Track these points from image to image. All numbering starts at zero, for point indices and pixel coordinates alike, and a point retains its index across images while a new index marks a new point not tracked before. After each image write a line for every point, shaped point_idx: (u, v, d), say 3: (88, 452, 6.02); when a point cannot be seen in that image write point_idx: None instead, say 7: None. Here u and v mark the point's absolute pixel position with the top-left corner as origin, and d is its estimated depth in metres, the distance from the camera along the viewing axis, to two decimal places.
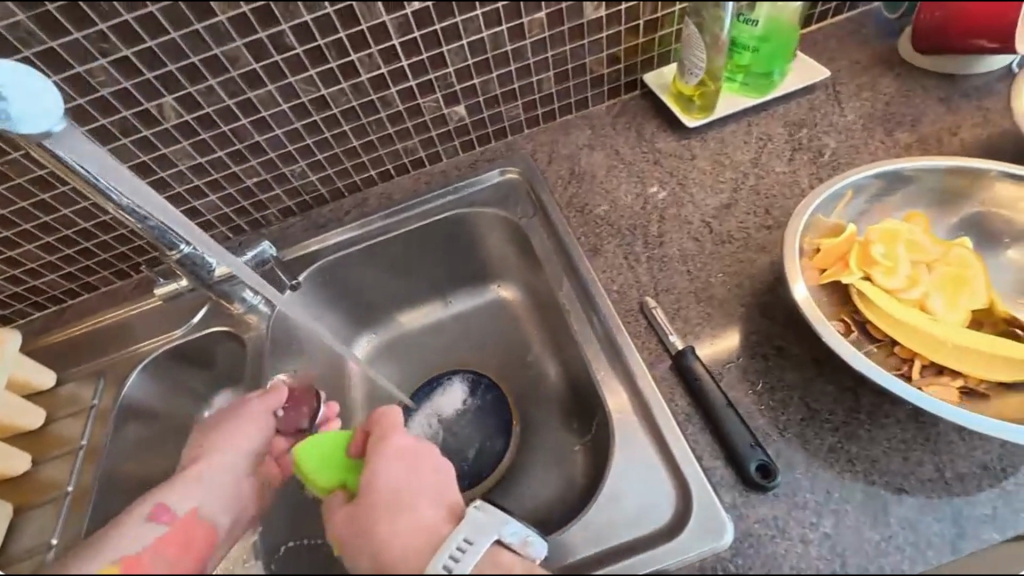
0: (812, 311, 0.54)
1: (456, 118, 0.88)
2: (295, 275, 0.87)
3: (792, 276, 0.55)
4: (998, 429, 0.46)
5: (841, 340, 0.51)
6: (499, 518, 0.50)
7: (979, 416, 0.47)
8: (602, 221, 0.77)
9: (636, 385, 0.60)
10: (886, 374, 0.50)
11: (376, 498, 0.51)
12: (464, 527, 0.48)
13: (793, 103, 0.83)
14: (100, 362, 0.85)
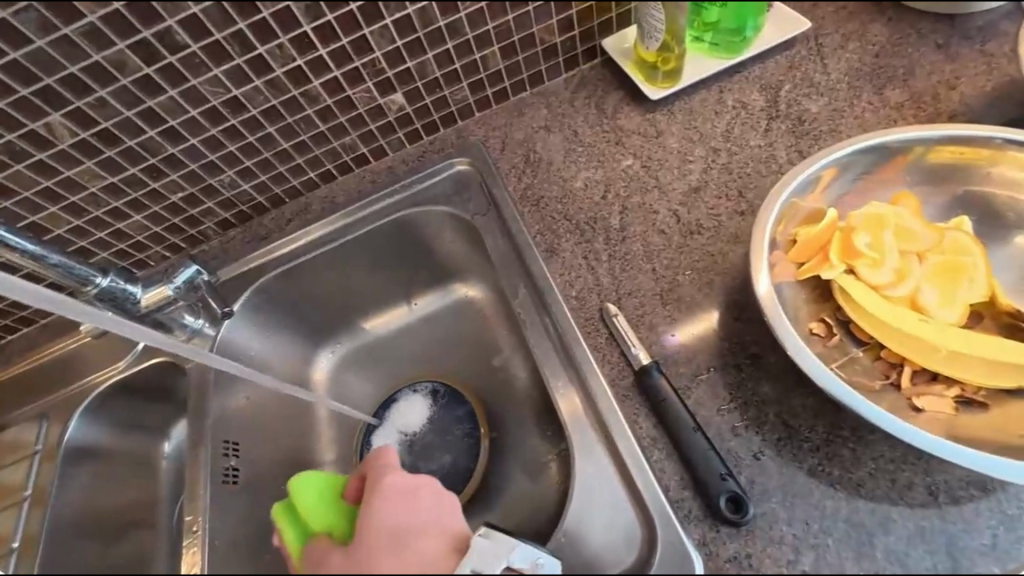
0: (779, 315, 0.47)
1: (395, 107, 0.79)
2: (228, 301, 0.80)
3: (757, 273, 0.48)
4: (969, 461, 0.41)
5: (805, 350, 0.45)
6: (507, 543, 0.45)
7: (944, 442, 0.42)
8: (559, 215, 0.70)
9: (596, 405, 0.54)
10: (848, 391, 0.44)
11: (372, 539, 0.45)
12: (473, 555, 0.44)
13: (771, 61, 0.74)
14: (44, 402, 0.79)
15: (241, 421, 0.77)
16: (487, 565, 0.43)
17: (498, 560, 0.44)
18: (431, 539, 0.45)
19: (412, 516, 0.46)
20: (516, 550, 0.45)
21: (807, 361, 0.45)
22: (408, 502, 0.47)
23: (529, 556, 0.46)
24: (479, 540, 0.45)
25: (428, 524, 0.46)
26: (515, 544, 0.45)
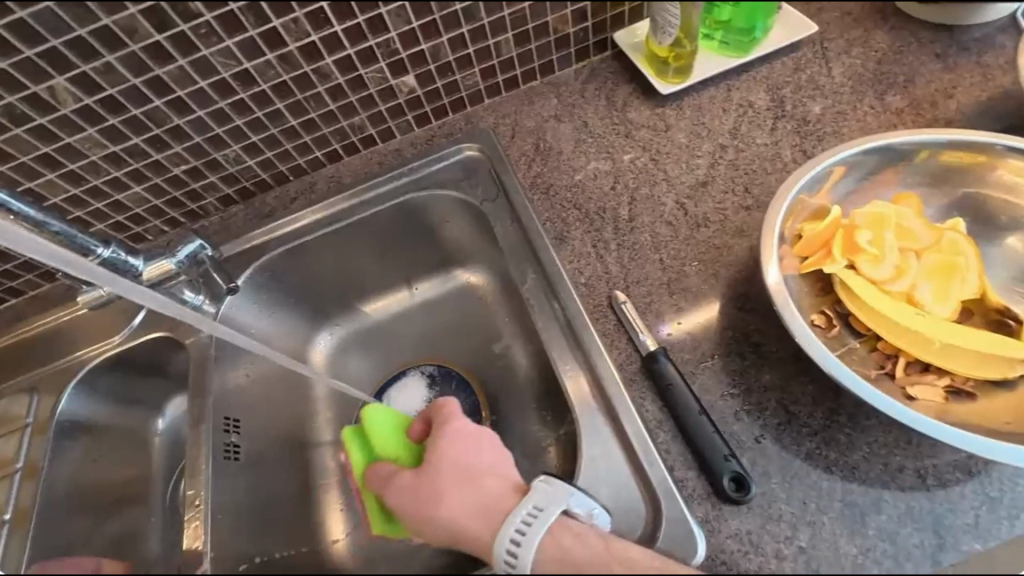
0: (787, 303, 0.49)
1: (406, 89, 0.79)
2: (233, 277, 0.79)
3: (767, 261, 0.50)
4: (968, 444, 0.43)
5: (812, 337, 0.47)
6: (566, 488, 0.46)
7: (946, 426, 0.44)
8: (569, 204, 0.71)
9: (603, 388, 0.56)
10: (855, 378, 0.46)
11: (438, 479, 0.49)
12: (534, 494, 0.45)
13: (778, 62, 0.76)
14: (34, 375, 0.78)
15: (242, 398, 0.76)
16: (547, 505, 0.44)
17: (558, 502, 0.45)
18: (493, 479, 0.48)
19: (474, 457, 0.50)
20: (575, 497, 0.46)
21: (813, 346, 0.47)
22: (470, 444, 0.50)
23: (587, 504, 0.46)
24: (540, 483, 0.46)
25: (489, 466, 0.49)
26: (574, 490, 0.46)
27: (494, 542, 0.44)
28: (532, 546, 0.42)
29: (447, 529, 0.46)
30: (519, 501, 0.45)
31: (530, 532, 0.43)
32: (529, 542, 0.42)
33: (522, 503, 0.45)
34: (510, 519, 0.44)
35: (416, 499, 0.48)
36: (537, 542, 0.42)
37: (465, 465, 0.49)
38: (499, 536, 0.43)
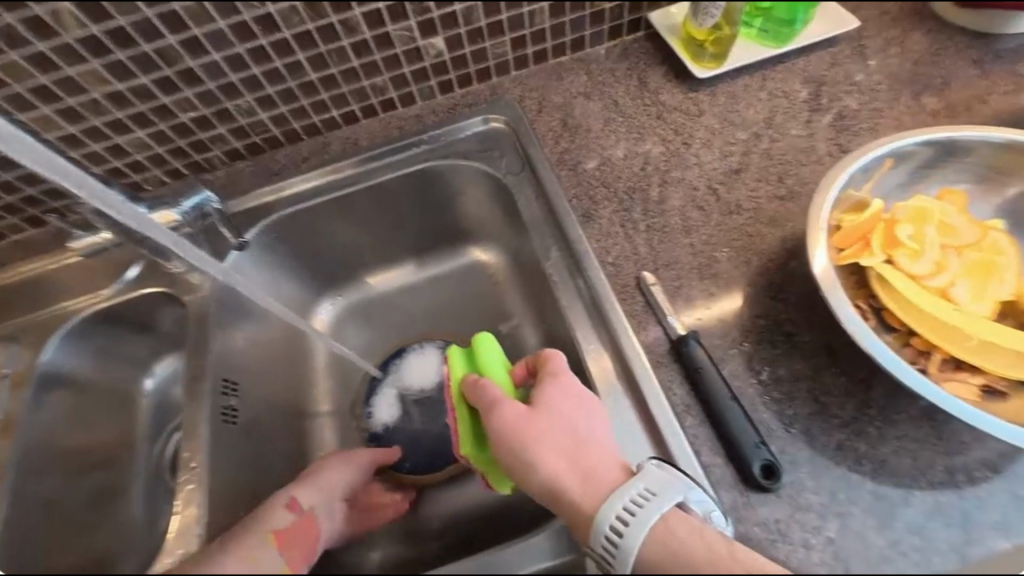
0: (830, 288, 0.48)
1: (433, 52, 0.76)
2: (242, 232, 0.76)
3: (813, 245, 0.49)
4: (1000, 431, 0.43)
5: (854, 320, 0.46)
6: (684, 479, 0.43)
7: (984, 414, 0.43)
8: (598, 182, 0.70)
9: (630, 368, 0.54)
10: (895, 360, 0.45)
11: (546, 432, 0.46)
12: (646, 477, 0.43)
13: (815, 56, 0.75)
14: (14, 324, 0.73)
15: (241, 361, 0.72)
16: (661, 490, 0.42)
17: (675, 491, 0.42)
18: (598, 447, 0.46)
19: (584, 416, 0.48)
20: (693, 491, 0.43)
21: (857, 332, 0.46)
22: (581, 403, 0.49)
23: (704, 503, 0.44)
24: (651, 467, 0.44)
25: (596, 430, 0.47)
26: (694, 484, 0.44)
27: (597, 512, 0.42)
28: (637, 533, 0.41)
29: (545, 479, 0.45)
30: (629, 479, 0.43)
31: (640, 515, 0.41)
32: (637, 525, 0.41)
33: (631, 482, 0.43)
34: (618, 495, 0.43)
35: (521, 438, 0.46)
36: (646, 527, 0.41)
37: (573, 424, 0.47)
38: (604, 511, 0.42)
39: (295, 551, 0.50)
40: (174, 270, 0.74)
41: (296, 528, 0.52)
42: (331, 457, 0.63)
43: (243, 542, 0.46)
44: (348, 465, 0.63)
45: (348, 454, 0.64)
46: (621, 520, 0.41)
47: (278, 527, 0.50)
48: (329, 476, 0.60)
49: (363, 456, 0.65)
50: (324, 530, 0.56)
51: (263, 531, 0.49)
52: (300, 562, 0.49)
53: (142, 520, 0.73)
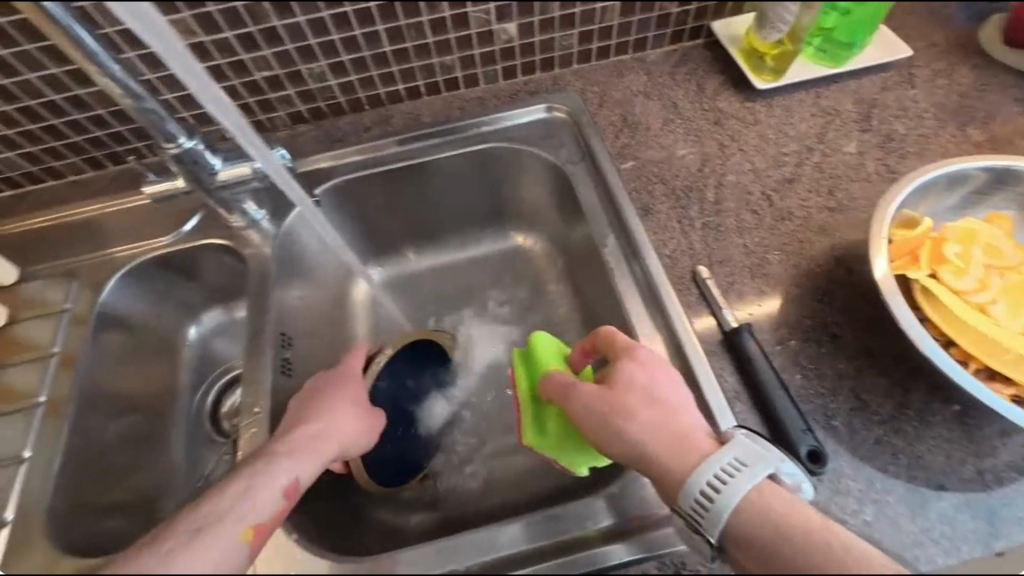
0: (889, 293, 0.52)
1: (505, 37, 0.77)
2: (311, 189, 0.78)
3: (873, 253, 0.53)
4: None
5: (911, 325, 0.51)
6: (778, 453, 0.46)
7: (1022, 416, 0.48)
8: (656, 177, 0.73)
9: (685, 354, 0.58)
10: (947, 363, 0.49)
11: (623, 403, 0.50)
12: (737, 447, 0.46)
13: (866, 79, 0.79)
14: (71, 263, 0.74)
15: (295, 318, 0.75)
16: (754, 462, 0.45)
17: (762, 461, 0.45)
18: (678, 417, 0.50)
19: (664, 384, 0.51)
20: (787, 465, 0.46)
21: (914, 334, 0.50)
22: (660, 372, 0.52)
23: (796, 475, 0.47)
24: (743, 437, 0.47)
25: (676, 398, 0.51)
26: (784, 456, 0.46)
27: (688, 480, 0.46)
28: (730, 495, 0.44)
29: (628, 446, 0.49)
30: (720, 448, 0.46)
31: (732, 483, 0.45)
32: (731, 491, 0.44)
33: (723, 451, 0.46)
34: (709, 463, 0.46)
35: (600, 410, 0.51)
36: (740, 493, 0.44)
37: (652, 393, 0.50)
38: (697, 475, 0.45)
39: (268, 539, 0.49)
40: (235, 223, 0.74)
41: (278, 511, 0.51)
42: (336, 419, 0.59)
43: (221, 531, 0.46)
44: (352, 430, 0.60)
45: (356, 414, 0.61)
46: (713, 486, 0.45)
47: (259, 518, 0.49)
48: (329, 443, 0.58)
49: (370, 420, 0.62)
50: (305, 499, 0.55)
51: (239, 522, 0.47)
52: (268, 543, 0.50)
53: (182, 467, 0.74)
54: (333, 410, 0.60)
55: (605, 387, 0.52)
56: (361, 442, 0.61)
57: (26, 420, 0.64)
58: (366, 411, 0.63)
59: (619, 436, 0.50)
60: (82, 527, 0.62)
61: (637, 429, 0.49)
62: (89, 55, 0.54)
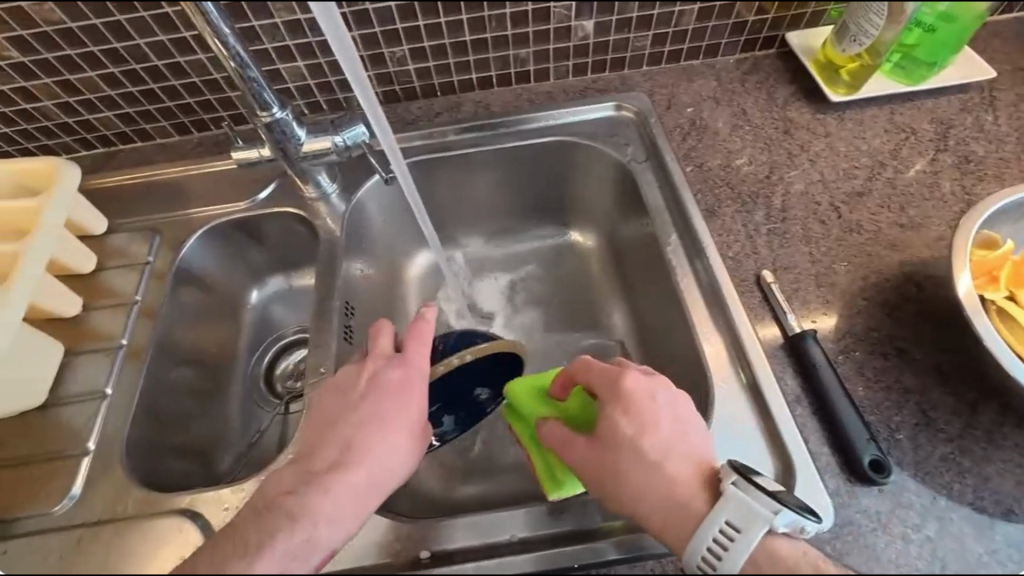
0: (976, 310, 0.53)
1: (581, 34, 0.79)
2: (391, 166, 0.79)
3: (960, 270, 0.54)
4: None
5: (999, 342, 0.51)
6: (770, 504, 0.45)
7: None
8: (722, 181, 0.73)
9: (748, 356, 0.59)
10: None
11: (613, 457, 0.51)
12: (728, 508, 0.45)
13: (945, 99, 0.78)
14: (153, 219, 0.78)
15: (359, 291, 0.78)
16: (748, 522, 0.44)
17: (761, 521, 0.44)
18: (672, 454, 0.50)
19: (655, 421, 0.51)
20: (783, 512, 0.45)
21: (1002, 353, 0.51)
22: (647, 414, 0.51)
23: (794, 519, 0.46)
24: (734, 492, 0.46)
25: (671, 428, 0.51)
26: (781, 510, 0.45)
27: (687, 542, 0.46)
28: (735, 559, 0.44)
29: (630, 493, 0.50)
30: (713, 512, 0.45)
31: (734, 546, 0.44)
32: (732, 555, 0.44)
33: (716, 515, 0.45)
34: (707, 528, 0.45)
35: (595, 462, 0.51)
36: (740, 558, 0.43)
37: (641, 439, 0.50)
38: (696, 543, 0.45)
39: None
40: (308, 194, 0.78)
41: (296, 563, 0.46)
42: (381, 439, 0.53)
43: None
44: (400, 451, 0.54)
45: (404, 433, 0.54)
46: (716, 551, 0.44)
47: None
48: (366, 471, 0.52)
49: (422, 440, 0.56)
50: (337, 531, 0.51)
51: None
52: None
53: (237, 423, 0.77)
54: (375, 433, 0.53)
55: (595, 434, 0.53)
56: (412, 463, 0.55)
57: (109, 361, 0.68)
58: (420, 426, 0.56)
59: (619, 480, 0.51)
60: (161, 461, 0.67)
61: (633, 474, 0.50)
62: (214, 29, 0.59)
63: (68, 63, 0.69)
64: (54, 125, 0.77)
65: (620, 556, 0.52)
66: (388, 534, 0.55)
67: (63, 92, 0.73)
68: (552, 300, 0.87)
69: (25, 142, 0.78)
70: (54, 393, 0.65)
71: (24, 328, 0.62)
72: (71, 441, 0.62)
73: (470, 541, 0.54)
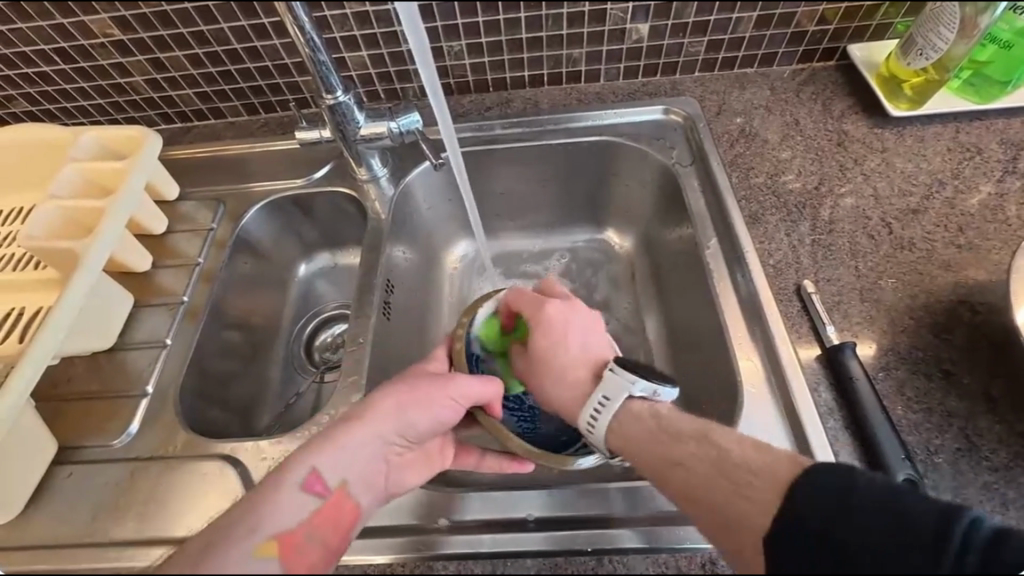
0: None
1: (635, 37, 0.80)
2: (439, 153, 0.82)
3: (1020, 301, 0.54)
4: None
5: None
6: (627, 378, 0.54)
7: None
8: (767, 190, 0.72)
9: (780, 364, 0.59)
10: None
11: (540, 363, 0.59)
12: (603, 386, 0.54)
13: (1017, 119, 0.74)
14: (220, 190, 0.85)
15: (402, 273, 0.81)
16: (614, 395, 0.54)
17: (623, 390, 0.54)
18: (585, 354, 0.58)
19: (565, 333, 0.58)
20: (640, 382, 0.54)
21: None
22: (565, 325, 0.59)
23: (647, 386, 0.54)
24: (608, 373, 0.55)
25: (585, 332, 0.59)
26: (636, 379, 0.53)
27: (578, 411, 0.56)
28: (607, 421, 0.53)
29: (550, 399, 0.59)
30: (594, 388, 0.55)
31: (604, 411, 0.54)
32: (604, 420, 0.54)
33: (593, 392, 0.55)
34: (588, 402, 0.55)
35: (527, 371, 0.60)
36: (608, 420, 0.54)
37: (561, 350, 0.58)
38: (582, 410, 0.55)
39: (308, 555, 0.43)
40: (360, 176, 0.82)
41: (320, 517, 0.45)
42: (396, 392, 0.53)
43: (235, 552, 0.39)
44: (412, 400, 0.52)
45: (416, 391, 0.53)
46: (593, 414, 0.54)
47: (281, 530, 0.42)
48: (381, 426, 0.51)
49: (440, 396, 0.54)
50: (363, 497, 0.49)
51: (257, 534, 0.41)
52: (315, 563, 0.43)
53: (277, 387, 0.82)
54: (385, 394, 0.52)
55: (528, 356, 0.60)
56: (432, 417, 0.53)
57: (169, 315, 0.73)
58: (441, 386, 0.54)
59: (541, 393, 0.59)
60: (209, 412, 0.72)
61: (551, 386, 0.58)
62: (292, 16, 0.63)
63: (158, 42, 0.76)
64: (142, 99, 0.84)
65: (636, 546, 0.52)
66: (412, 499, 0.57)
67: (152, 69, 0.80)
68: (585, 298, 0.88)
69: (115, 113, 0.86)
70: (122, 339, 0.71)
71: (102, 277, 0.68)
72: (132, 383, 0.68)
73: (484, 514, 0.56)
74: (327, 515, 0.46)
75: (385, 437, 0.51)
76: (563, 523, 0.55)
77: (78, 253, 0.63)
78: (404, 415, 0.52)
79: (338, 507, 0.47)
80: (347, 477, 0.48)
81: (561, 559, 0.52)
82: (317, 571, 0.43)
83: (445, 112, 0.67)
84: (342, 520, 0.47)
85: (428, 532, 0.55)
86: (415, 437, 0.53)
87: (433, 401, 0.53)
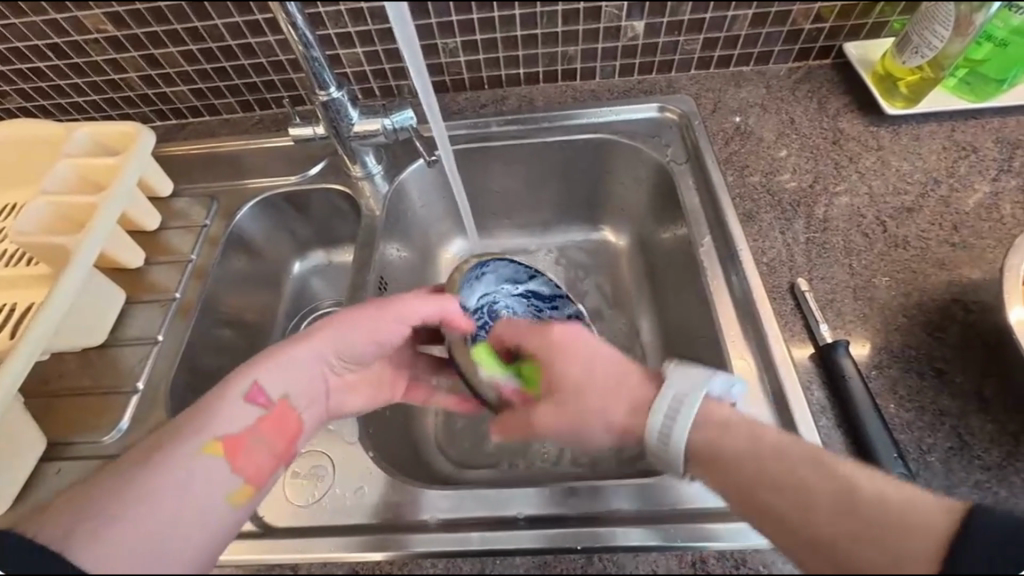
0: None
1: (630, 34, 0.79)
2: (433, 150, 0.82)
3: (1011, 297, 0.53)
4: None
5: None
6: (705, 373, 0.51)
7: None
8: (762, 188, 0.72)
9: (773, 363, 0.58)
10: None
11: (581, 371, 0.53)
12: (674, 383, 0.50)
13: (1012, 119, 0.74)
14: (214, 187, 0.84)
15: (396, 271, 0.81)
16: (690, 392, 0.50)
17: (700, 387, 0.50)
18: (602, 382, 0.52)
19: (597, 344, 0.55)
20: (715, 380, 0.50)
21: None
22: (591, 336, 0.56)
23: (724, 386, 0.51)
24: (675, 371, 0.51)
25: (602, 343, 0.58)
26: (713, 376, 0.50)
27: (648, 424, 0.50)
28: (684, 429, 0.48)
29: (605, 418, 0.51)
30: (661, 391, 0.50)
31: (680, 418, 0.49)
32: (680, 426, 0.48)
33: (662, 395, 0.50)
34: (657, 408, 0.49)
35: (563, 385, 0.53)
36: (687, 425, 0.48)
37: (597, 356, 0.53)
38: (653, 418, 0.49)
39: (250, 456, 0.49)
40: (354, 173, 0.82)
41: (264, 424, 0.50)
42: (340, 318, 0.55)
43: (184, 450, 0.45)
44: (352, 323, 0.55)
45: (357, 315, 0.55)
46: (664, 428, 0.49)
47: (224, 432, 0.48)
48: (322, 345, 0.54)
49: (385, 318, 0.56)
50: (311, 413, 0.53)
51: (202, 436, 0.47)
52: (259, 463, 0.49)
53: None
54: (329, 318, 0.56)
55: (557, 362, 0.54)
56: (374, 338, 0.56)
57: (161, 311, 0.73)
58: (382, 312, 0.56)
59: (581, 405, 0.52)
60: None
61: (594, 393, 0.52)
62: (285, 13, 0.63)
63: (151, 37, 0.76)
64: (136, 95, 0.84)
65: (630, 544, 0.52)
66: (403, 496, 0.57)
67: (146, 66, 0.80)
68: (581, 296, 0.87)
69: (110, 109, 0.86)
70: (114, 335, 0.71)
71: (94, 274, 0.68)
72: (124, 379, 0.68)
73: (477, 511, 0.56)
74: (271, 423, 0.51)
75: (327, 356, 0.54)
76: (555, 520, 0.55)
77: (70, 248, 0.63)
78: (344, 338, 0.55)
79: (284, 417, 0.52)
80: (292, 392, 0.52)
81: (551, 556, 0.52)
82: (260, 470, 0.49)
83: (437, 110, 0.67)
84: (289, 428, 0.52)
85: (419, 530, 0.55)
86: (357, 357, 0.56)
87: (375, 325, 0.56)
